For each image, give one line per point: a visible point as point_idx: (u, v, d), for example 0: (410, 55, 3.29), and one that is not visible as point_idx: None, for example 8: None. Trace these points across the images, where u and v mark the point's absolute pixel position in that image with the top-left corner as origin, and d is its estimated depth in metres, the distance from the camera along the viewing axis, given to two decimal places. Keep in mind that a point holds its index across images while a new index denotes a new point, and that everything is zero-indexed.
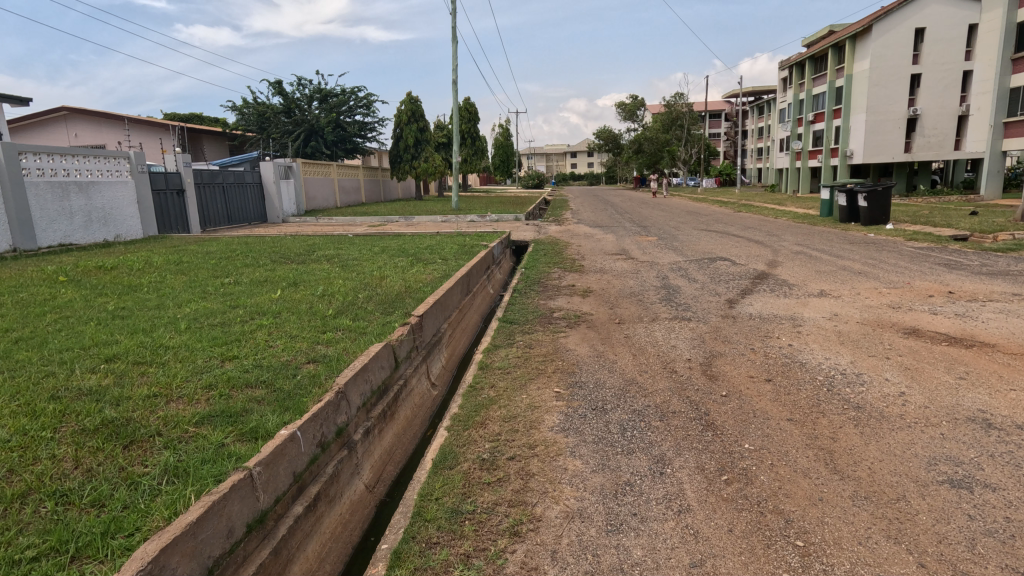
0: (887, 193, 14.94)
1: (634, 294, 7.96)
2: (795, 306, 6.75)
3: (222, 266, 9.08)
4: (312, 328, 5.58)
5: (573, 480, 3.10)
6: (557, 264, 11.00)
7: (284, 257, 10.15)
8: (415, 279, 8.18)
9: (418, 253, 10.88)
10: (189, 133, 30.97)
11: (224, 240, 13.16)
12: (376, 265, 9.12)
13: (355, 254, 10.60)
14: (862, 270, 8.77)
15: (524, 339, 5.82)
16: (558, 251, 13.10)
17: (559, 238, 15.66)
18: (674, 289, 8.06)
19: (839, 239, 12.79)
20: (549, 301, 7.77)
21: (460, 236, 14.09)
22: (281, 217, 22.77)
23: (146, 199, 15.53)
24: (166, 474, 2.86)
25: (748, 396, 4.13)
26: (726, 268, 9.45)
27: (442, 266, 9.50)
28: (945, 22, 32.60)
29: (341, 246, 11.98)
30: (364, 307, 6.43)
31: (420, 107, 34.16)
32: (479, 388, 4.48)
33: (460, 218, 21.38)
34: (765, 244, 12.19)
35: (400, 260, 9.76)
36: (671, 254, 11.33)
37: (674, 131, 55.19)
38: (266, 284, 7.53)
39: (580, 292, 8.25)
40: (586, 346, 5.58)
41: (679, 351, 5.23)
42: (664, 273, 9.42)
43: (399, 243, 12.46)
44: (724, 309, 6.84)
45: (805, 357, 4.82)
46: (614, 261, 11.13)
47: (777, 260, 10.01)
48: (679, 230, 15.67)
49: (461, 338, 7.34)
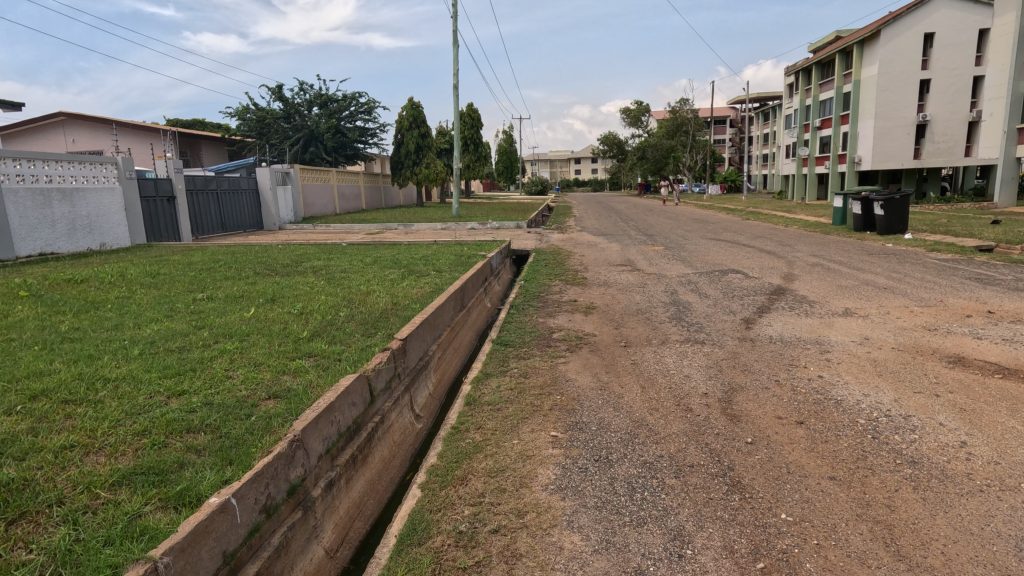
0: (905, 201, 14.27)
1: (640, 311, 7.33)
2: (819, 328, 6.12)
3: (200, 279, 8.51)
4: (281, 354, 4.98)
5: (569, 565, 2.49)
6: (558, 276, 10.42)
7: (268, 269, 9.60)
8: (403, 294, 7.59)
9: (412, 264, 10.31)
10: (188, 138, 30.60)
11: (213, 249, 12.64)
12: (364, 279, 8.53)
13: (344, 265, 10.02)
14: (887, 285, 8.13)
15: (519, 366, 5.20)
16: (560, 261, 12.51)
17: (561, 247, 15.08)
18: (684, 307, 7.44)
19: (856, 249, 12.16)
20: (549, 319, 7.17)
21: (458, 245, 13.54)
22: (277, 224, 22.30)
23: (134, 207, 15.02)
24: (52, 564, 2.26)
25: (778, 444, 3.50)
26: (739, 282, 8.84)
27: (436, 279, 8.91)
28: (956, 26, 32.01)
29: (333, 256, 11.42)
30: (343, 328, 5.85)
31: (422, 113, 33.87)
32: (462, 431, 3.86)
33: (460, 226, 20.84)
34: (778, 254, 11.57)
35: (390, 273, 9.18)
36: (679, 266, 10.73)
37: (679, 137, 54.53)
38: (242, 300, 6.96)
39: (583, 309, 7.63)
40: (588, 375, 4.97)
41: (695, 383, 4.61)
42: (672, 287, 8.80)
43: (394, 253, 11.91)
44: (740, 330, 6.21)
45: (839, 392, 4.20)
46: (619, 272, 10.52)
47: (793, 273, 9.38)
48: (686, 239, 15.06)
49: (451, 361, 6.74)
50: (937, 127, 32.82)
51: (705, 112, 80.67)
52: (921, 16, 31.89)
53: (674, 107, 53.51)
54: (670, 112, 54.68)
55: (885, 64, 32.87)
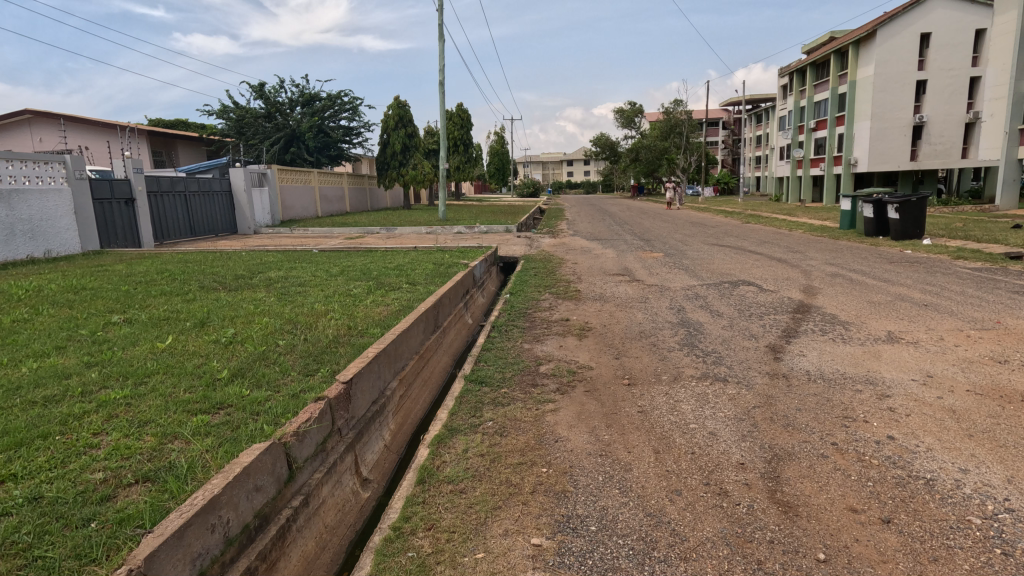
0: (921, 203, 13.22)
1: (644, 335, 6.19)
2: (864, 359, 5.00)
3: (128, 296, 7.27)
4: (179, 407, 3.76)
5: None
6: (548, 288, 9.28)
7: (218, 282, 8.39)
8: (363, 314, 6.40)
9: (383, 275, 9.14)
10: (162, 138, 29.21)
11: (169, 256, 11.46)
12: (322, 295, 7.34)
13: (306, 277, 8.83)
14: (925, 301, 7.07)
15: (495, 418, 4.02)
16: (550, 270, 11.40)
17: (552, 253, 13.98)
18: (695, 329, 6.30)
19: (873, 256, 11.14)
20: (535, 345, 6.00)
21: (439, 252, 12.42)
22: (252, 228, 21.05)
23: (86, 211, 13.70)
24: None
25: (869, 569, 2.36)
26: (755, 297, 7.72)
27: (406, 294, 7.75)
28: (952, 26, 31.29)
29: (297, 266, 10.19)
30: (275, 365, 4.66)
31: (409, 112, 32.72)
32: (405, 536, 2.71)
33: (445, 230, 19.71)
34: (790, 262, 10.50)
35: (354, 287, 7.98)
36: (682, 276, 9.61)
37: (672, 139, 53.68)
38: (165, 324, 5.74)
39: (576, 332, 6.47)
40: (583, 432, 3.81)
41: (726, 447, 3.48)
42: (678, 303, 7.67)
43: (366, 262, 10.72)
44: (770, 362, 5.07)
45: (927, 467, 3.08)
46: (617, 284, 9.40)
47: (813, 285, 8.33)
48: (687, 245, 13.98)
49: (417, 399, 5.58)
50: (933, 128, 32.16)
51: (698, 113, 80.13)
52: (918, 15, 31.08)
53: (667, 108, 52.90)
54: (664, 113, 53.80)
55: (881, 64, 32.00)
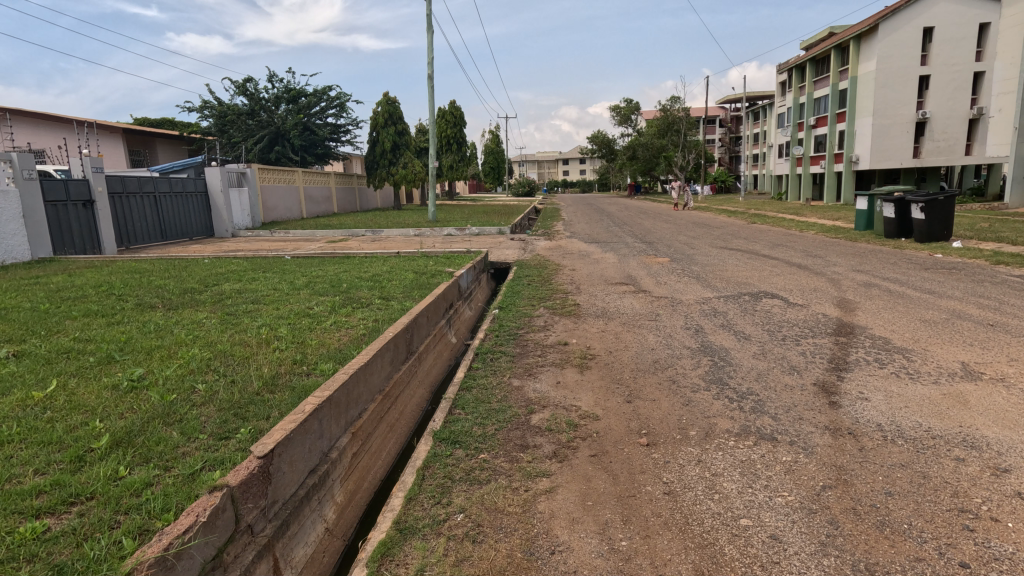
0: (949, 202, 12.15)
1: (659, 367, 5.08)
2: (949, 406, 3.89)
3: (42, 318, 6.09)
4: (13, 505, 2.62)
5: None
6: (543, 302, 8.14)
7: (160, 299, 7.19)
8: (316, 343, 5.24)
9: (356, 288, 8.00)
10: (140, 137, 27.89)
11: (120, 263, 10.26)
12: (275, 316, 6.18)
13: (264, 292, 7.66)
14: (988, 319, 5.99)
15: (469, 509, 2.91)
16: (545, 278, 10.28)
17: (547, 257, 12.88)
18: (720, 359, 5.17)
19: (903, 261, 10.09)
20: (525, 381, 4.86)
21: (423, 258, 11.28)
22: (229, 230, 19.85)
23: (36, 214, 12.45)
24: None
25: None
26: (783, 315, 6.62)
27: (377, 312, 6.61)
28: (956, 21, 30.31)
29: (260, 276, 9.01)
30: (178, 424, 3.52)
31: (399, 109, 31.55)
32: None
33: (434, 232, 18.58)
34: (811, 269, 9.44)
35: (316, 305, 6.83)
36: (694, 286, 8.51)
37: (670, 136, 52.73)
38: (62, 360, 4.58)
39: (575, 362, 5.34)
40: (591, 535, 2.70)
41: (802, 569, 2.38)
42: (694, 321, 6.56)
43: (339, 271, 9.54)
44: (825, 410, 3.97)
45: None
46: (621, 296, 8.26)
47: (848, 299, 7.24)
48: (693, 248, 12.89)
49: (376, 456, 4.44)
50: (936, 124, 31.24)
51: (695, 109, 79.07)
52: (921, 9, 30.05)
53: (664, 105, 52.18)
54: (661, 111, 52.85)
55: (883, 60, 30.94)
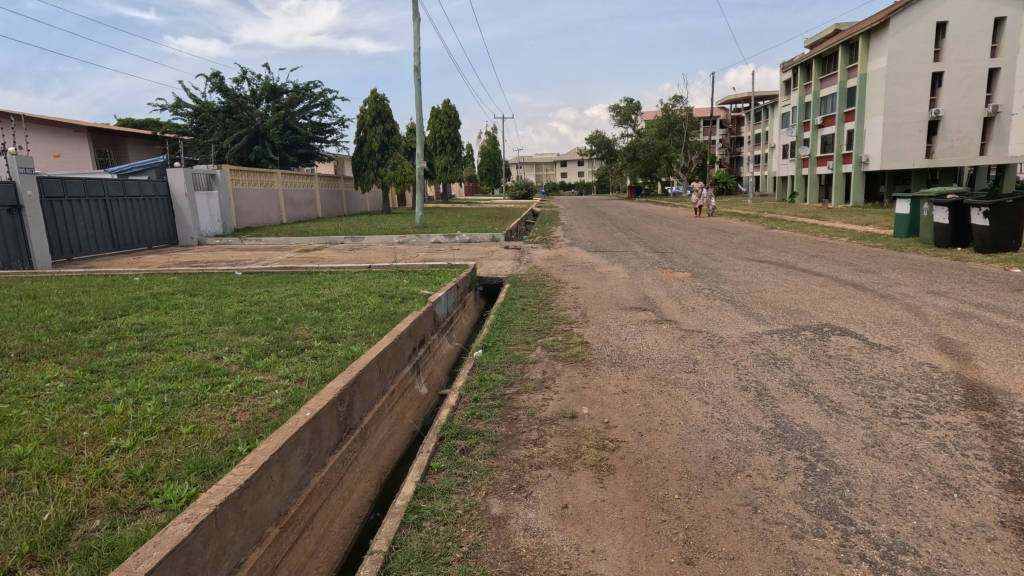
0: (1019, 207, 10.31)
1: (726, 471, 3.22)
2: None
3: None
4: None
5: None
6: (540, 338, 6.26)
7: (21, 341, 5.29)
8: (188, 435, 3.34)
9: (294, 322, 6.08)
10: (108, 136, 25.92)
11: (22, 284, 8.26)
12: (146, 381, 4.22)
13: (169, 330, 5.72)
14: None
15: None
16: (543, 299, 8.45)
17: (546, 271, 11.04)
18: (818, 458, 3.31)
19: (979, 278, 8.28)
20: (512, 505, 2.98)
21: (396, 276, 9.38)
22: (194, 237, 17.98)
23: None
24: None
25: None
26: (873, 366, 4.75)
27: (312, 365, 4.72)
28: (972, 14, 28.53)
29: (183, 303, 7.09)
30: None
31: (387, 107, 29.73)
32: None
33: (420, 239, 16.77)
34: (872, 290, 7.64)
35: (227, 354, 4.93)
36: (733, 315, 6.66)
37: (672, 137, 50.95)
38: None
39: (590, 458, 3.47)
40: None
41: None
42: (750, 376, 4.70)
43: (287, 294, 7.67)
44: None
45: None
46: (640, 329, 6.41)
47: (950, 338, 5.40)
48: (716, 260, 11.04)
49: None
50: (950, 123, 29.54)
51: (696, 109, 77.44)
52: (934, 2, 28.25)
53: (666, 105, 50.45)
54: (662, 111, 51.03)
55: (896, 56, 29.09)
